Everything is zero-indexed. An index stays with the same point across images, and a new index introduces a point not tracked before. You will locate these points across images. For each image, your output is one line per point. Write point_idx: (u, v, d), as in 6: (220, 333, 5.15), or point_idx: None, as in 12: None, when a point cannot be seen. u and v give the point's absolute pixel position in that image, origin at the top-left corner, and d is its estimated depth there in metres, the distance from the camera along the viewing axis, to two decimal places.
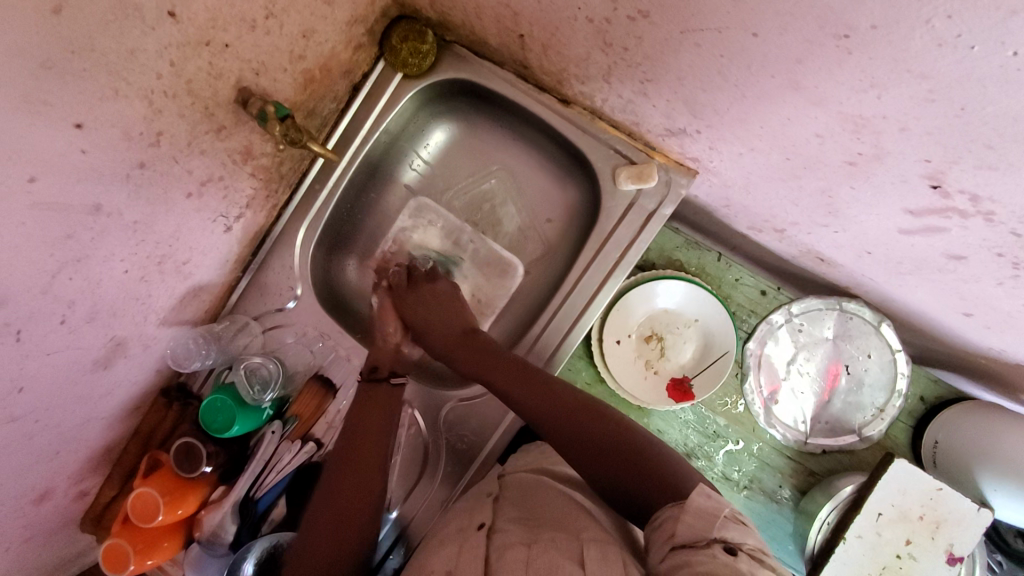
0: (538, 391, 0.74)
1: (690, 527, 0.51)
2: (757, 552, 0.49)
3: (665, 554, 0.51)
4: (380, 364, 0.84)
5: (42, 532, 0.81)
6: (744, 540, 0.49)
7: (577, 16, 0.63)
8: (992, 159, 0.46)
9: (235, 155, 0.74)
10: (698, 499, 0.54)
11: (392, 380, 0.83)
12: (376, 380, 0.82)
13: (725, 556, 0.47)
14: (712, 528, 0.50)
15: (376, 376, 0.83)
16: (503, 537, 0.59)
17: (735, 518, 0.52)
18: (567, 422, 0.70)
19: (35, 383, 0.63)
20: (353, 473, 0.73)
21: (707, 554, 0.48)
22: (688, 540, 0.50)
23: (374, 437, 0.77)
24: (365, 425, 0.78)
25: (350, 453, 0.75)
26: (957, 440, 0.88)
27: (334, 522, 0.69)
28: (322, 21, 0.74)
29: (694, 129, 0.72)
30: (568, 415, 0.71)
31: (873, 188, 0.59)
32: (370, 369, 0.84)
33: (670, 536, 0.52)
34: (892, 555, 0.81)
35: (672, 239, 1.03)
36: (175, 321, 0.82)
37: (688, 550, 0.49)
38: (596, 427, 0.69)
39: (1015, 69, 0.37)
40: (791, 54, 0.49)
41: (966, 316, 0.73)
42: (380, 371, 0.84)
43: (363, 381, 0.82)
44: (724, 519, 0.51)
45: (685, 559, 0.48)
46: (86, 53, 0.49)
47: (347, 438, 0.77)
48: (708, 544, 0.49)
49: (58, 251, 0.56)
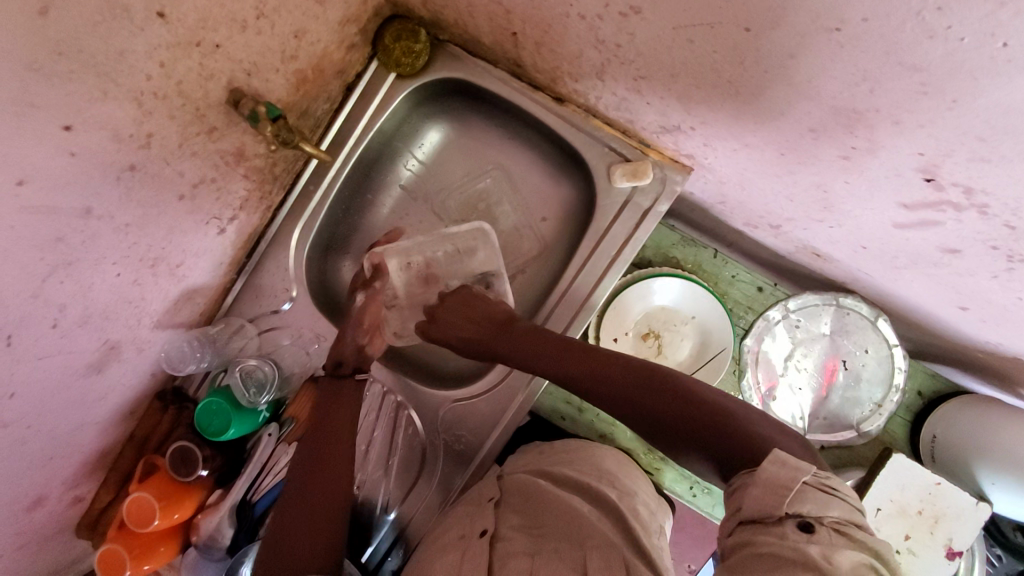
0: (583, 369, 0.72)
1: (756, 500, 0.49)
2: (842, 524, 0.45)
3: (732, 528, 0.50)
4: (345, 361, 0.84)
5: (37, 538, 0.80)
6: (826, 513, 0.45)
7: (570, 13, 0.63)
8: (985, 151, 0.45)
9: (227, 156, 0.74)
10: (768, 468, 0.49)
11: (355, 376, 0.85)
12: (338, 377, 0.83)
13: (797, 536, 0.44)
14: (783, 504, 0.47)
15: (339, 373, 0.83)
16: (507, 545, 0.60)
17: (818, 486, 0.47)
18: (618, 397, 0.67)
19: (27, 388, 0.63)
20: (321, 467, 0.73)
21: (775, 533, 0.45)
22: (757, 516, 0.48)
23: (341, 433, 0.77)
24: (335, 424, 0.78)
25: (319, 450, 0.74)
26: (954, 434, 0.87)
27: (302, 520, 0.67)
28: (314, 21, 0.74)
29: (688, 125, 0.72)
30: (617, 386, 0.68)
31: (867, 182, 0.59)
32: (336, 366, 0.84)
33: (737, 510, 0.50)
34: (892, 551, 0.81)
35: (668, 236, 1.03)
36: (169, 325, 0.82)
37: (757, 527, 0.47)
38: (647, 392, 0.65)
39: (1006, 60, 0.37)
40: (783, 48, 0.48)
41: (962, 310, 0.73)
42: (344, 367, 0.84)
43: (324, 378, 0.83)
44: (802, 490, 0.47)
45: (749, 537, 0.47)
46: (74, 54, 0.48)
47: (314, 437, 0.76)
48: (780, 521, 0.46)
49: (48, 255, 0.56)
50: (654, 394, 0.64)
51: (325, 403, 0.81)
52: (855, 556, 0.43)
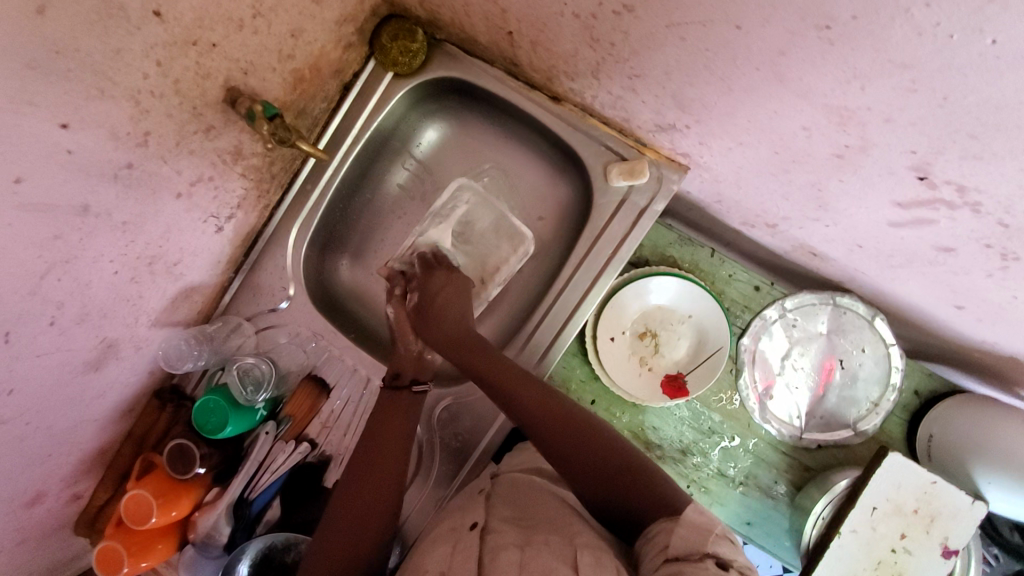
0: (550, 404, 0.71)
1: (684, 539, 0.52)
2: (747, 569, 0.50)
3: (658, 564, 0.52)
4: (402, 372, 0.83)
5: (36, 535, 0.81)
6: (735, 557, 0.50)
7: (564, 12, 0.63)
8: (976, 149, 0.45)
9: (224, 155, 0.74)
10: (689, 514, 0.55)
11: (415, 388, 0.82)
12: (398, 388, 0.81)
13: (717, 569, 0.48)
14: (705, 543, 0.51)
15: (398, 385, 0.82)
16: (497, 538, 0.59)
17: (726, 534, 0.53)
18: (569, 430, 0.68)
19: (25, 385, 0.63)
20: (370, 478, 0.73)
21: (700, 565, 0.48)
22: (679, 554, 0.51)
23: (394, 438, 0.76)
24: (387, 430, 0.77)
25: (370, 461, 0.74)
26: (951, 434, 0.87)
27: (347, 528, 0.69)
28: (311, 21, 0.75)
29: (683, 124, 0.72)
30: (571, 425, 0.69)
31: (861, 180, 0.59)
32: (393, 377, 0.83)
33: (664, 547, 0.53)
34: (888, 549, 0.81)
35: (666, 236, 1.03)
36: (167, 323, 0.82)
37: (681, 562, 0.50)
38: (593, 437, 0.67)
39: (996, 57, 0.37)
40: (774, 46, 0.49)
41: (958, 309, 0.73)
42: (402, 378, 0.83)
43: (386, 390, 0.82)
44: (716, 536, 0.52)
45: (677, 568, 0.49)
46: (70, 53, 0.49)
47: (368, 443, 0.76)
48: (701, 557, 0.49)
49: (46, 252, 0.56)
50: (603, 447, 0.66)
51: (380, 408, 0.80)
52: None
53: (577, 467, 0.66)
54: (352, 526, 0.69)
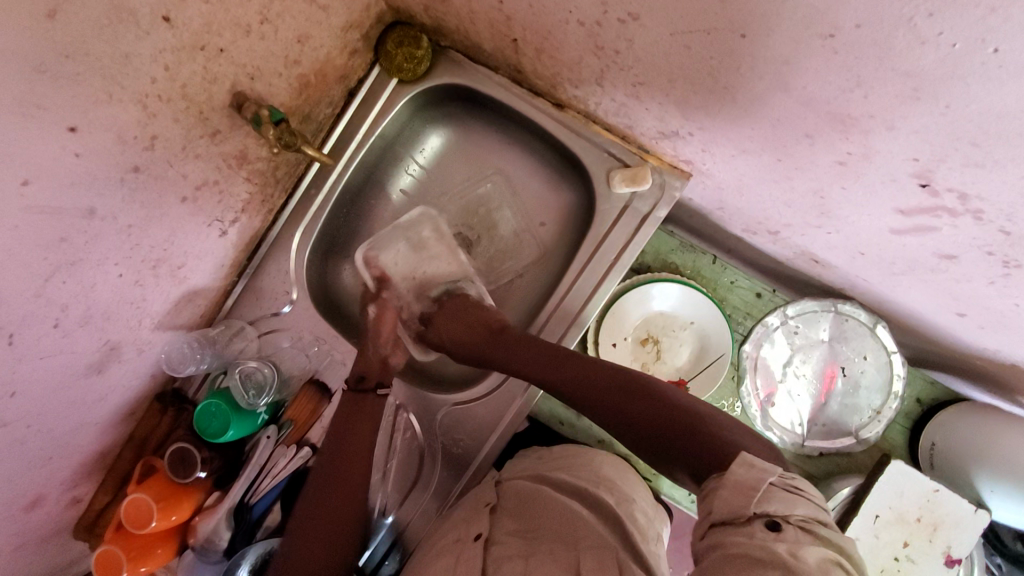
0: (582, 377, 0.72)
1: (727, 503, 0.49)
2: (808, 522, 0.45)
3: (705, 532, 0.49)
4: (367, 374, 0.82)
5: (35, 539, 0.80)
6: (791, 511, 0.46)
7: (569, 19, 0.64)
8: (979, 156, 0.46)
9: (229, 159, 0.75)
10: (738, 471, 0.50)
11: (377, 391, 0.82)
12: (361, 390, 0.81)
13: (765, 535, 0.45)
14: (750, 505, 0.47)
15: (362, 386, 0.82)
16: (501, 550, 0.59)
17: (784, 486, 0.48)
18: (610, 399, 0.69)
19: (28, 387, 0.63)
20: (337, 475, 0.74)
21: (745, 533, 0.45)
22: (726, 519, 0.48)
23: (360, 443, 0.77)
24: (354, 426, 0.79)
25: (331, 470, 0.75)
26: (952, 443, 0.87)
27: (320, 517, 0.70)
28: (317, 26, 0.75)
29: (686, 131, 0.73)
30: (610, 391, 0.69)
31: (863, 188, 0.60)
32: (358, 380, 0.82)
33: (709, 512, 0.50)
34: (891, 557, 0.81)
35: (667, 242, 1.03)
36: (170, 326, 0.82)
37: (728, 529, 0.47)
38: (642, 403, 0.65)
39: (998, 66, 0.38)
40: (779, 55, 0.49)
41: (959, 316, 0.73)
42: (367, 381, 0.82)
43: (348, 392, 0.82)
44: (768, 490, 0.48)
45: (723, 540, 0.47)
46: (80, 57, 0.49)
47: (331, 450, 0.77)
48: (747, 521, 0.46)
49: (51, 255, 0.57)
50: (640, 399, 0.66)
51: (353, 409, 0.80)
52: (821, 551, 0.43)
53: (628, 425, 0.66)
54: (316, 530, 0.69)
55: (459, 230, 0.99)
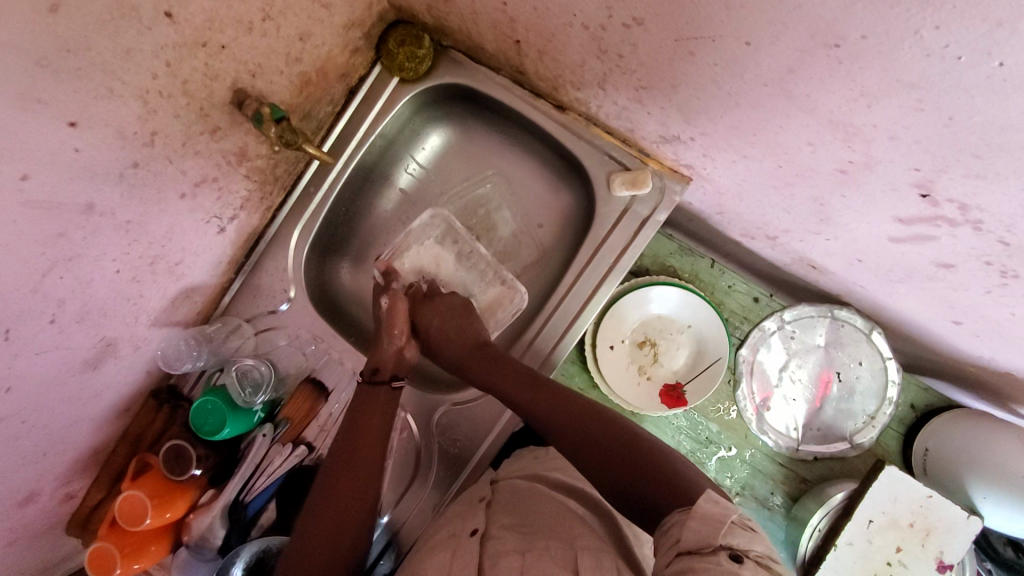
0: (566, 408, 0.72)
1: (694, 532, 0.49)
2: (764, 558, 0.46)
3: (669, 560, 0.48)
4: (382, 367, 0.82)
5: (26, 535, 0.80)
6: (751, 546, 0.46)
7: (572, 23, 0.64)
8: (979, 168, 0.46)
9: (229, 156, 0.74)
10: (704, 505, 0.51)
11: (392, 384, 0.82)
12: (376, 384, 0.81)
13: (732, 563, 0.44)
14: (717, 535, 0.47)
15: (376, 380, 0.81)
16: (498, 545, 0.58)
17: (743, 524, 0.49)
18: (574, 423, 0.71)
19: (23, 382, 0.62)
20: (343, 463, 0.73)
21: (711, 560, 0.45)
22: (692, 547, 0.48)
23: (366, 441, 0.76)
24: (363, 425, 0.77)
25: (333, 472, 0.73)
26: (947, 450, 0.88)
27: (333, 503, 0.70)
28: (319, 25, 0.75)
29: (688, 136, 0.73)
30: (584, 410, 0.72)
31: (863, 197, 0.60)
32: (372, 373, 0.81)
33: (676, 542, 0.49)
34: (883, 562, 0.81)
35: (666, 246, 1.04)
36: (166, 323, 0.82)
37: (692, 557, 0.46)
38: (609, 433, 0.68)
39: (1001, 79, 0.38)
40: (783, 63, 0.49)
41: (955, 325, 0.74)
42: (381, 373, 0.82)
43: (363, 384, 0.80)
44: (731, 526, 0.48)
45: (689, 566, 0.45)
46: (82, 52, 0.49)
47: (343, 437, 0.76)
48: (713, 550, 0.46)
49: (49, 250, 0.56)
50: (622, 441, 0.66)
51: (349, 443, 0.75)
52: None
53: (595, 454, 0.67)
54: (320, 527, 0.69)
55: None
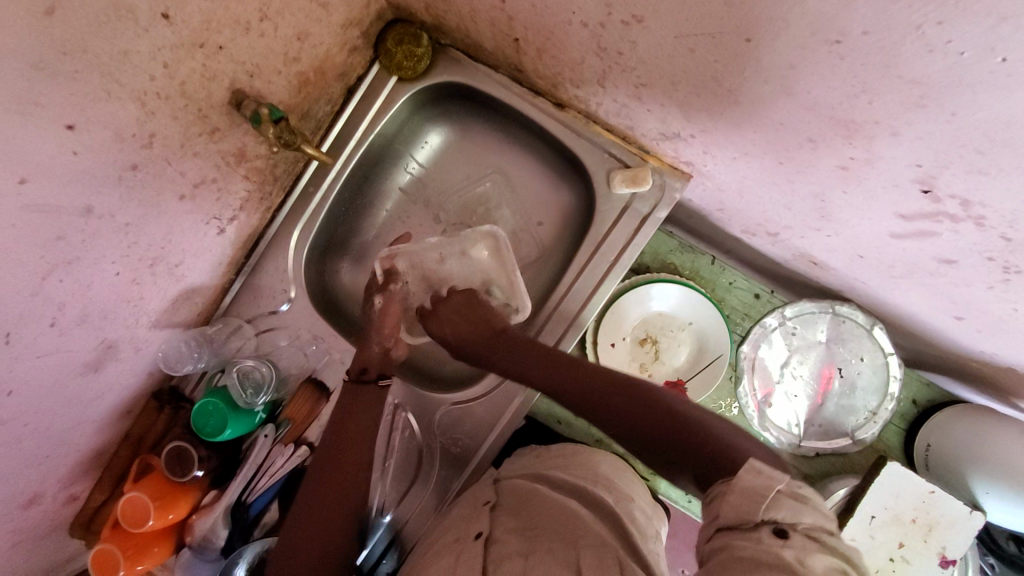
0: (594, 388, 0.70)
1: (734, 508, 0.48)
2: (814, 530, 0.45)
3: (709, 535, 0.49)
4: (368, 366, 0.83)
5: (30, 537, 0.80)
6: (799, 520, 0.45)
7: (572, 20, 0.63)
8: (982, 164, 0.46)
9: (228, 157, 0.74)
10: (745, 475, 0.49)
11: (380, 382, 0.82)
12: (364, 383, 0.81)
13: (773, 542, 0.44)
14: (760, 510, 0.46)
15: (364, 379, 0.81)
16: (501, 548, 0.59)
17: (792, 493, 0.47)
18: (601, 404, 0.68)
19: (25, 386, 0.62)
20: (333, 466, 0.74)
21: (753, 538, 0.45)
22: (731, 523, 0.47)
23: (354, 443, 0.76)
24: (351, 427, 0.77)
25: (321, 475, 0.73)
26: (949, 445, 0.88)
27: (321, 506, 0.71)
28: (317, 24, 0.75)
29: (688, 133, 0.73)
30: (589, 386, 0.70)
31: (865, 192, 0.60)
32: (359, 372, 0.82)
33: (714, 516, 0.49)
34: (886, 558, 0.82)
35: (666, 243, 1.04)
36: (167, 324, 0.82)
37: (733, 534, 0.46)
38: (620, 397, 0.66)
39: (1004, 75, 0.38)
40: (784, 60, 0.49)
41: (957, 320, 0.74)
42: (368, 373, 0.82)
43: (347, 383, 0.81)
44: (778, 496, 0.46)
45: (727, 544, 0.46)
46: (78, 54, 0.49)
47: (330, 440, 0.76)
48: (755, 526, 0.46)
49: (48, 253, 0.56)
50: (655, 407, 0.63)
51: (336, 445, 0.75)
52: (828, 562, 0.43)
53: (610, 426, 0.66)
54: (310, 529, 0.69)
55: (457, 227, 0.99)
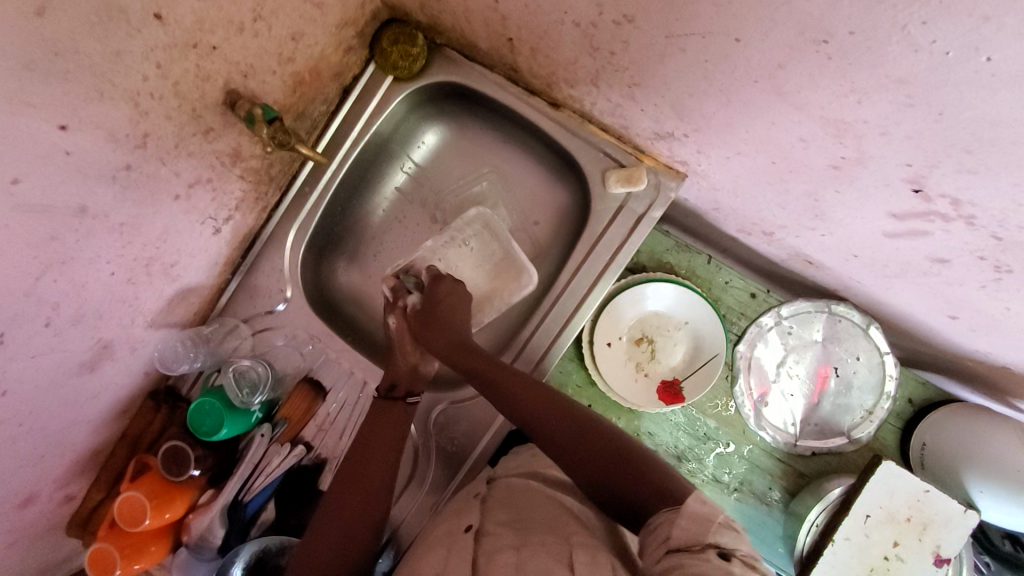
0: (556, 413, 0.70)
1: (684, 530, 0.49)
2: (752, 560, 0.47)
3: (660, 556, 0.49)
4: (396, 384, 0.83)
5: (27, 536, 0.80)
6: (738, 547, 0.47)
7: (564, 20, 0.64)
8: (971, 163, 0.46)
9: (223, 157, 0.74)
10: (694, 505, 0.52)
11: (409, 400, 0.83)
12: (392, 400, 0.82)
13: (721, 561, 0.45)
14: (705, 533, 0.48)
15: (392, 396, 0.82)
16: (493, 542, 0.59)
17: (729, 523, 0.50)
18: (560, 431, 0.68)
19: (20, 385, 0.62)
20: (361, 475, 0.75)
21: (701, 557, 0.46)
22: (681, 545, 0.48)
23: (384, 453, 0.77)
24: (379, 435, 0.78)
25: (345, 483, 0.74)
26: (945, 444, 0.88)
27: (344, 514, 0.71)
28: (311, 24, 0.75)
29: (681, 133, 0.73)
30: (548, 413, 0.70)
31: (857, 191, 0.60)
32: (389, 389, 0.83)
33: (666, 538, 0.50)
34: (880, 556, 0.81)
35: (662, 242, 1.04)
36: (163, 324, 0.82)
37: (683, 554, 0.47)
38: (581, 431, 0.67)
39: (990, 74, 0.38)
40: (774, 59, 0.49)
41: (951, 319, 0.74)
42: (397, 391, 0.83)
43: (380, 400, 0.82)
44: (719, 525, 0.49)
45: (679, 562, 0.46)
46: (69, 54, 0.49)
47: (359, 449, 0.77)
48: (702, 548, 0.47)
49: (42, 253, 0.56)
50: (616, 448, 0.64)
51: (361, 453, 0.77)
52: None
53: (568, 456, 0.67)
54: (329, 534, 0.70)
55: None
